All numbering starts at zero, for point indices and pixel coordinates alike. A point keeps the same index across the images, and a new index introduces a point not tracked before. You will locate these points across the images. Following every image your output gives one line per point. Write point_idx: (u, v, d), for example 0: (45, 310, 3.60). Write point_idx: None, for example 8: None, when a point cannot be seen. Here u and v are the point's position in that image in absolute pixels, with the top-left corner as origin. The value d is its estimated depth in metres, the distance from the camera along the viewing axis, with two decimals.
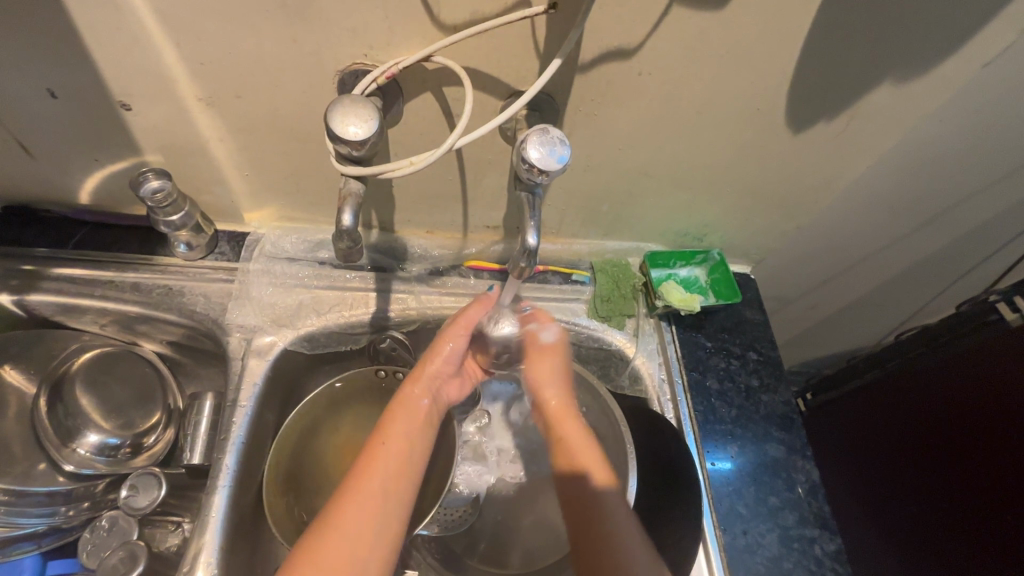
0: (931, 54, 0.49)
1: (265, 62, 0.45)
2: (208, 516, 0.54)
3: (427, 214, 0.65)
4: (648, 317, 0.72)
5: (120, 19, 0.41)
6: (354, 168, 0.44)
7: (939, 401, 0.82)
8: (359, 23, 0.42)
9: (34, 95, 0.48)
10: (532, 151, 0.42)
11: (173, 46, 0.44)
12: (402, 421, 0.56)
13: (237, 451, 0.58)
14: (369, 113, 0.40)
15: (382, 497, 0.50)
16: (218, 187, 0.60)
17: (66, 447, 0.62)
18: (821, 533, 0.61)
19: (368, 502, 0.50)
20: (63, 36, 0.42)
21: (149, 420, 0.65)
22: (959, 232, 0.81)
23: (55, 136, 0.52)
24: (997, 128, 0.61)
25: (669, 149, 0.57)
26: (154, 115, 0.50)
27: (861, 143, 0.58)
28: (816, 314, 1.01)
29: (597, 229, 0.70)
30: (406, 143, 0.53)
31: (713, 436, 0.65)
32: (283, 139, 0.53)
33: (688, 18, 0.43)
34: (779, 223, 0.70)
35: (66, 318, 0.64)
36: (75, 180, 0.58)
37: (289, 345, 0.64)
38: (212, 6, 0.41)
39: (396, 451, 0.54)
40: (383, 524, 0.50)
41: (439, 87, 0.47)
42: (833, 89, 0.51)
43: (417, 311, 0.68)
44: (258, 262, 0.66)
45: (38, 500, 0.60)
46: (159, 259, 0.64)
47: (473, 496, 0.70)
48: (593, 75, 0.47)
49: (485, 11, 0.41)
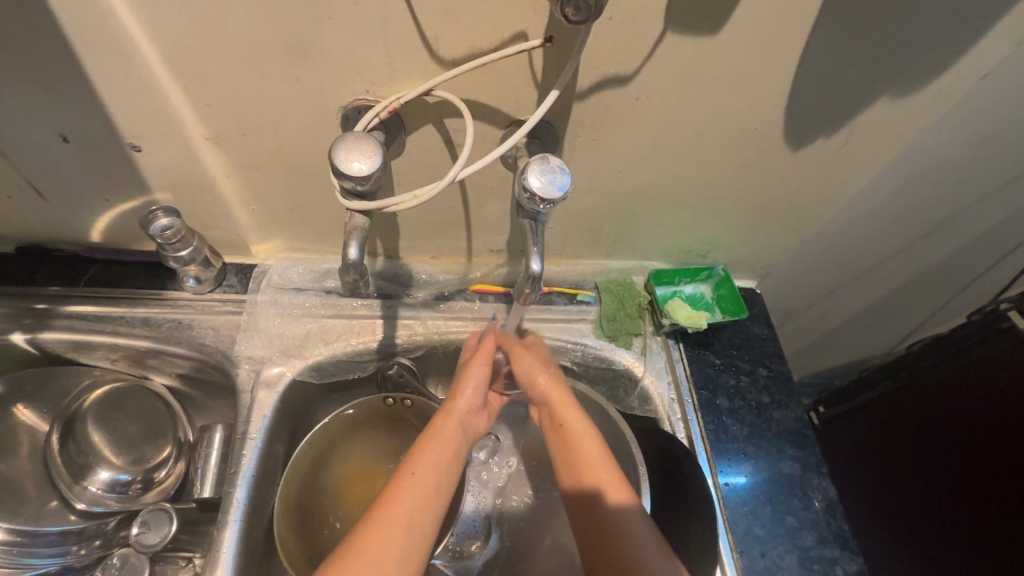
0: (926, 68, 0.49)
1: (270, 101, 0.47)
2: (219, 551, 0.54)
3: (431, 240, 0.66)
4: (655, 336, 0.72)
5: (131, 67, 0.43)
6: (358, 203, 0.44)
7: (953, 415, 0.82)
8: (361, 62, 0.43)
9: (47, 141, 0.49)
10: (533, 180, 0.42)
11: (182, 89, 0.45)
12: (431, 447, 0.53)
13: (248, 484, 0.58)
14: (372, 149, 0.41)
15: (410, 516, 0.48)
16: (225, 222, 0.61)
17: (78, 485, 0.62)
18: (842, 553, 0.60)
19: (396, 524, 0.47)
20: (76, 84, 0.44)
21: (160, 454, 0.65)
22: (966, 239, 0.80)
23: (67, 179, 0.54)
24: (997, 137, 0.61)
25: (669, 169, 0.57)
26: (162, 155, 0.52)
27: (860, 158, 0.58)
28: (824, 325, 1.00)
29: (600, 250, 0.70)
30: (409, 174, 0.54)
31: (725, 454, 0.64)
32: (288, 173, 0.54)
33: (681, 45, 0.44)
34: (782, 237, 0.70)
35: (77, 354, 0.64)
36: (87, 219, 0.60)
37: (298, 375, 0.64)
38: (218, 51, 0.42)
39: (428, 479, 0.51)
40: (409, 552, 0.46)
41: (440, 120, 0.48)
42: (829, 107, 0.52)
43: (424, 336, 0.68)
44: (267, 293, 0.66)
45: (50, 539, 0.60)
46: (169, 293, 0.65)
47: (486, 526, 0.70)
48: (592, 102, 0.48)
49: (482, 46, 0.42)
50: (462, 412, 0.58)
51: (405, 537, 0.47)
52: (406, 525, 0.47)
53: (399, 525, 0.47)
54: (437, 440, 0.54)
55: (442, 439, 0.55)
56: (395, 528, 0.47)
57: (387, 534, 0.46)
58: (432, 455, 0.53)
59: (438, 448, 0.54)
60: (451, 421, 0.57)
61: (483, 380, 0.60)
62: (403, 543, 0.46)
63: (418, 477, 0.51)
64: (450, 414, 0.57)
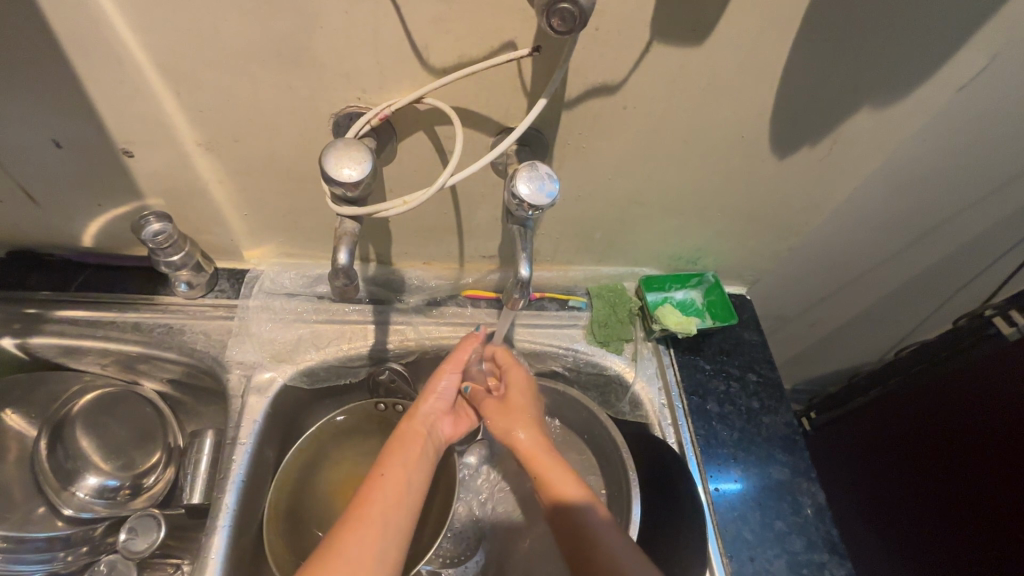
0: (906, 79, 0.50)
1: (262, 109, 0.47)
2: (207, 556, 0.54)
3: (424, 246, 0.66)
4: (645, 341, 0.73)
5: (123, 73, 0.43)
6: (349, 208, 0.45)
7: (943, 421, 0.82)
8: (352, 69, 0.44)
9: (39, 146, 0.49)
10: (522, 187, 0.43)
11: (174, 96, 0.46)
12: (401, 453, 0.54)
13: (237, 490, 0.58)
14: (362, 156, 0.42)
15: (388, 522, 0.48)
16: (218, 227, 0.62)
17: (66, 490, 0.61)
18: (831, 557, 0.61)
19: (370, 522, 0.48)
20: (68, 89, 0.44)
21: (149, 459, 0.65)
22: (953, 247, 0.81)
23: (59, 184, 0.54)
24: (979, 146, 0.62)
25: (658, 177, 0.58)
26: (155, 161, 0.52)
27: (844, 168, 0.59)
28: (815, 332, 1.01)
29: (591, 256, 0.71)
30: (401, 181, 0.55)
31: (715, 460, 0.65)
32: (280, 179, 0.55)
33: (667, 56, 0.45)
34: (771, 244, 0.71)
35: (68, 359, 0.65)
36: (79, 225, 0.60)
37: (289, 381, 0.64)
38: (210, 58, 0.43)
39: (396, 479, 0.51)
40: (389, 547, 0.47)
41: (430, 126, 0.49)
42: (813, 116, 0.53)
43: (415, 342, 0.68)
44: (258, 298, 0.66)
45: (37, 545, 0.60)
46: (160, 298, 0.65)
47: (477, 530, 0.70)
48: (581, 110, 0.49)
49: (472, 54, 0.43)
50: (427, 415, 0.59)
51: (381, 533, 0.48)
52: (383, 522, 0.48)
53: (376, 530, 0.47)
54: (405, 443, 0.55)
55: (411, 443, 0.55)
56: (372, 525, 0.48)
57: (359, 538, 0.46)
58: (400, 456, 0.54)
59: (405, 454, 0.54)
60: (416, 422, 0.57)
61: (452, 385, 0.60)
62: (379, 545, 0.47)
63: (387, 477, 0.51)
64: (416, 417, 0.58)
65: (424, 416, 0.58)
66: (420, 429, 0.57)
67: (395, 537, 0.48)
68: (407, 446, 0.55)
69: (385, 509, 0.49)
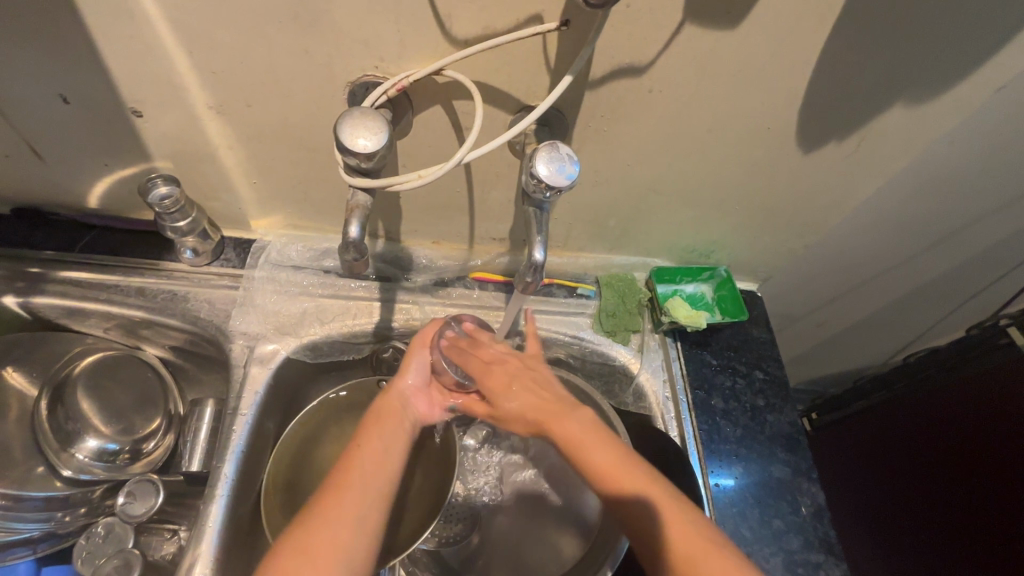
0: (943, 77, 0.48)
1: (276, 73, 0.46)
2: (205, 524, 0.54)
3: (434, 224, 0.65)
4: (653, 333, 0.72)
5: (135, 28, 0.42)
6: (361, 180, 0.44)
7: (952, 427, 0.81)
8: (371, 36, 0.42)
9: (47, 101, 0.48)
10: (541, 168, 0.42)
11: (185, 54, 0.44)
12: (379, 427, 0.53)
13: (237, 459, 0.57)
14: (378, 126, 0.40)
15: (368, 488, 0.47)
16: (226, 195, 0.61)
17: (65, 452, 0.61)
18: (827, 558, 0.60)
19: (354, 485, 0.47)
20: (77, 43, 0.43)
21: (149, 425, 0.64)
22: (970, 254, 0.80)
23: (66, 141, 0.53)
24: (1009, 150, 0.60)
25: (679, 166, 0.56)
26: (164, 122, 0.51)
27: (870, 165, 0.58)
28: (823, 332, 1.00)
29: (603, 244, 0.69)
30: (414, 155, 0.54)
31: (717, 456, 0.64)
32: (292, 148, 0.54)
33: (698, 37, 0.43)
34: (787, 241, 0.70)
35: (70, 320, 0.64)
36: (85, 184, 0.59)
37: (292, 354, 0.64)
38: (224, 18, 0.41)
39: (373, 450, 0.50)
40: (369, 513, 0.46)
41: (448, 101, 0.47)
42: (843, 110, 0.51)
43: (421, 321, 0.68)
44: (264, 269, 0.66)
45: (35, 504, 0.60)
46: (165, 264, 0.64)
47: (474, 510, 0.70)
48: (605, 91, 0.47)
49: (497, 26, 0.41)
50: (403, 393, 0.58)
51: (360, 504, 0.46)
52: (365, 493, 0.47)
53: (360, 499, 0.46)
54: (380, 416, 0.55)
55: (386, 416, 0.55)
56: (353, 494, 0.46)
57: (337, 503, 0.45)
58: (377, 429, 0.53)
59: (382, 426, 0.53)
60: (393, 397, 0.57)
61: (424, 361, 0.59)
62: (359, 509, 0.46)
63: (367, 449, 0.51)
64: (393, 394, 0.57)
65: (401, 395, 0.57)
66: (396, 403, 0.56)
67: (373, 505, 0.47)
68: (382, 420, 0.54)
69: (366, 476, 0.48)
